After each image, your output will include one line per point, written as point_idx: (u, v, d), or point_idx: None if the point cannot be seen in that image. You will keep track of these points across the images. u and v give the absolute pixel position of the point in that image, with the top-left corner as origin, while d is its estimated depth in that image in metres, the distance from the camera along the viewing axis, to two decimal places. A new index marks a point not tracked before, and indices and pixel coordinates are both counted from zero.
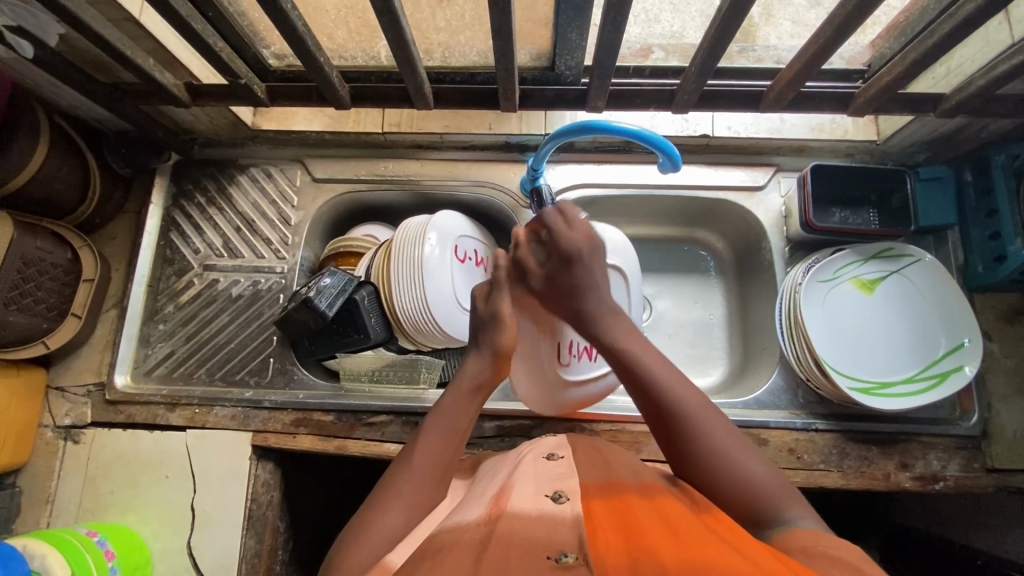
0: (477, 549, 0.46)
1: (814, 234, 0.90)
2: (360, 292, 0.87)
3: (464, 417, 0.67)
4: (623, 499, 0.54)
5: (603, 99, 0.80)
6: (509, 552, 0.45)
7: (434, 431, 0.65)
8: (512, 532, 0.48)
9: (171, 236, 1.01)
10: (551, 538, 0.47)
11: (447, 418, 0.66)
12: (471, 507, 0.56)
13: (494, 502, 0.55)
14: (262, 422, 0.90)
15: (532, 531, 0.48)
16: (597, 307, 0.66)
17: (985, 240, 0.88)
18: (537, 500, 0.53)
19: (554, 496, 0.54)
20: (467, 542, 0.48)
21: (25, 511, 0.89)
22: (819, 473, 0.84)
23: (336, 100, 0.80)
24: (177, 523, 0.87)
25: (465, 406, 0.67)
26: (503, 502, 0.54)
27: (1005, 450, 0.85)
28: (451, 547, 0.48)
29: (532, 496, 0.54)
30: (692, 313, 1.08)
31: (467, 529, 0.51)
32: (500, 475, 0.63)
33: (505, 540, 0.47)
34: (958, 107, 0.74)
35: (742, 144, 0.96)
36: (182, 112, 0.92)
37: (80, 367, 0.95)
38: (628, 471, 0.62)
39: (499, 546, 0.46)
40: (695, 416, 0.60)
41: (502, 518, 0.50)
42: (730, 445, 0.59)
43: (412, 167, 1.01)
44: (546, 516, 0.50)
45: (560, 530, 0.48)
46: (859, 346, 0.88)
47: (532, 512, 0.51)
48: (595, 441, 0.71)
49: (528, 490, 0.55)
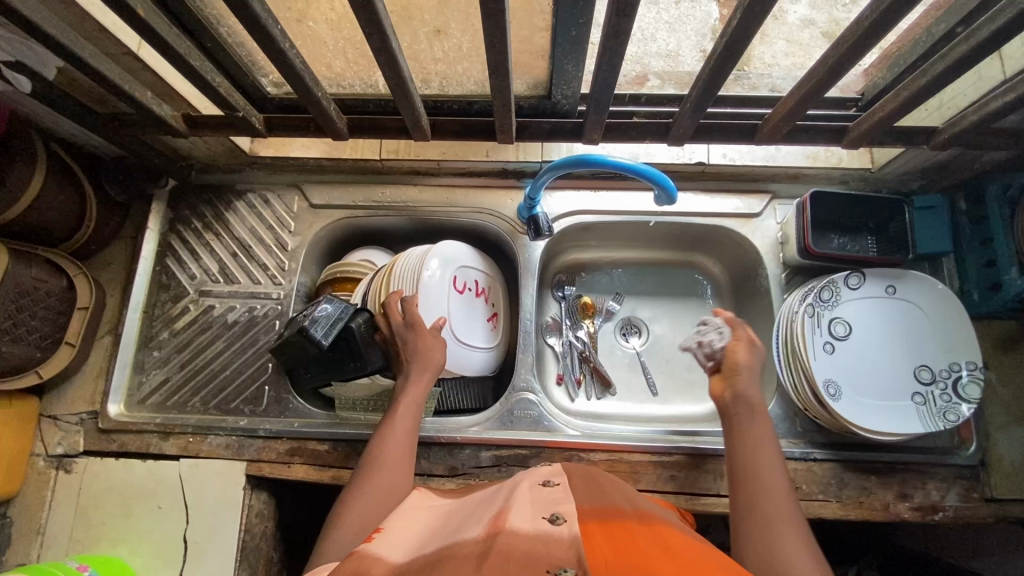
0: (475, 564, 0.45)
1: (812, 259, 0.90)
2: (355, 319, 0.87)
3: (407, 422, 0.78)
4: (621, 524, 0.54)
5: (598, 132, 0.80)
6: (508, 564, 0.43)
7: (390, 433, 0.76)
8: (511, 547, 0.46)
9: (168, 262, 1.01)
10: (551, 554, 0.45)
11: (398, 425, 0.77)
12: (468, 526, 0.54)
13: (491, 522, 0.53)
14: (257, 451, 0.90)
15: (531, 546, 0.46)
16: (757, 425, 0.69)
17: (980, 268, 0.88)
18: (535, 521, 0.51)
19: (552, 517, 0.52)
20: (465, 556, 0.47)
21: (16, 543, 0.88)
22: (818, 503, 0.84)
23: (334, 130, 0.80)
24: (169, 554, 0.86)
25: (409, 411, 0.79)
26: (502, 521, 0.52)
27: (1003, 480, 0.84)
28: (448, 561, 0.46)
29: (529, 517, 0.52)
30: (690, 337, 1.08)
31: (464, 546, 0.50)
32: (497, 499, 0.62)
33: (504, 554, 0.45)
34: (952, 140, 0.74)
35: (738, 172, 0.97)
36: (180, 140, 0.92)
37: (73, 395, 0.94)
38: (622, 498, 0.61)
39: (498, 558, 0.44)
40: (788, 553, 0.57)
41: (501, 534, 0.49)
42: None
43: (409, 193, 1.01)
44: (542, 535, 0.48)
45: (558, 548, 0.46)
46: (876, 377, 0.86)
47: (530, 531, 0.49)
48: (589, 467, 0.70)
49: (526, 512, 0.54)
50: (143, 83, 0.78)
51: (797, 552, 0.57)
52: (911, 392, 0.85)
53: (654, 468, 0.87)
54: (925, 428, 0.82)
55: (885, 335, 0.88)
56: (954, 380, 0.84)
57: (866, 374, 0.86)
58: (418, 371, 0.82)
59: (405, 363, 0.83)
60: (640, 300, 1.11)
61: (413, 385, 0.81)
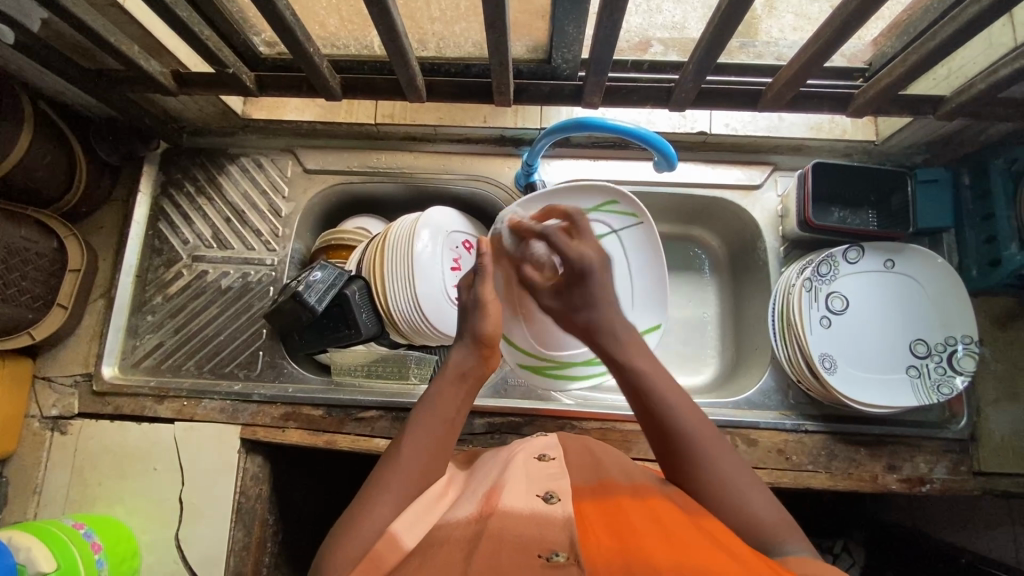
0: (463, 552, 0.47)
1: (811, 232, 0.89)
2: (350, 287, 0.88)
3: (452, 408, 0.67)
4: (615, 502, 0.55)
5: (599, 95, 0.77)
6: (498, 552, 0.45)
7: (423, 421, 0.65)
8: (502, 531, 0.48)
9: (160, 226, 1.00)
10: (544, 537, 0.47)
11: (440, 407, 0.67)
12: (463, 504, 0.57)
13: (484, 500, 0.55)
14: (251, 416, 0.90)
15: (522, 530, 0.48)
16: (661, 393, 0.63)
17: (980, 244, 0.87)
18: (529, 499, 0.53)
19: (546, 495, 0.54)
20: (459, 540, 0.49)
21: (13, 501, 0.89)
22: (807, 474, 0.85)
23: (327, 91, 0.78)
24: (165, 515, 0.87)
25: (453, 395, 0.68)
26: (494, 500, 0.54)
27: (992, 454, 0.85)
28: (441, 544, 0.49)
29: (523, 495, 0.54)
30: (685, 311, 1.09)
31: (458, 528, 0.52)
32: (493, 470, 0.63)
33: (496, 540, 0.47)
34: (959, 109, 0.73)
35: (740, 142, 0.95)
36: (170, 99, 0.90)
37: (67, 358, 0.94)
38: (619, 472, 0.62)
39: (490, 543, 0.46)
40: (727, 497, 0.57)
41: (492, 517, 0.51)
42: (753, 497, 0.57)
43: (405, 159, 0.99)
44: (536, 515, 0.50)
45: (552, 529, 0.48)
46: (872, 352, 0.85)
47: (523, 512, 0.51)
48: (585, 439, 0.70)
49: (519, 489, 0.55)
50: (130, 37, 0.76)
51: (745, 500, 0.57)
52: (905, 366, 0.85)
53: (646, 436, 0.88)
54: (919, 401, 0.82)
55: (886, 309, 0.87)
56: (949, 353, 0.84)
57: (862, 348, 0.85)
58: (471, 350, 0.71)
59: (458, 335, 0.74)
60: None
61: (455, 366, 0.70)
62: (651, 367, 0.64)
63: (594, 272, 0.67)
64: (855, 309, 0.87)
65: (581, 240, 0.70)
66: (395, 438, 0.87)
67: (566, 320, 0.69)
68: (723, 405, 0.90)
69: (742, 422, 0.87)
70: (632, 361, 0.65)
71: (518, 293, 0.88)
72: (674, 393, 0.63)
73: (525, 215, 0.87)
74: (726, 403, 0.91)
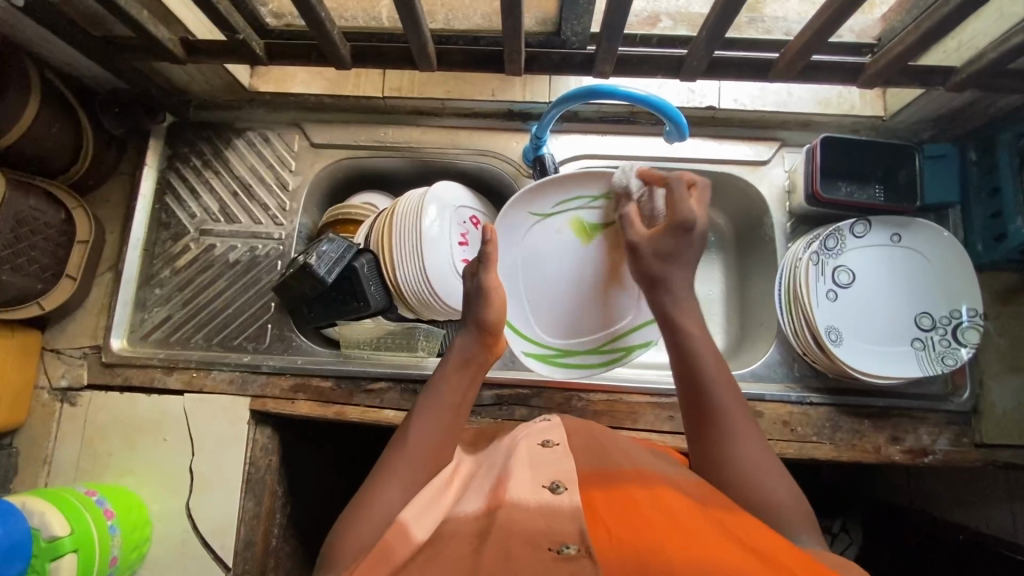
0: (473, 548, 0.49)
1: (819, 206, 0.89)
2: (359, 259, 0.89)
3: (458, 391, 0.69)
4: (622, 489, 0.56)
5: (610, 63, 0.77)
6: (510, 545, 0.47)
7: (432, 408, 0.67)
8: (511, 524, 0.50)
9: (167, 199, 0.99)
10: (553, 529, 0.49)
11: (447, 394, 0.69)
12: (470, 496, 0.58)
13: (492, 491, 0.56)
14: (260, 387, 0.90)
15: (531, 523, 0.50)
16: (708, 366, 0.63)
17: (986, 219, 0.88)
18: (536, 491, 0.54)
19: (552, 485, 0.54)
20: (468, 534, 0.51)
21: (24, 471, 0.89)
22: (812, 445, 0.86)
23: (337, 59, 0.77)
24: (176, 485, 0.88)
25: (460, 380, 0.71)
26: (501, 491, 0.55)
27: (994, 425, 0.86)
28: (451, 538, 0.51)
29: (530, 485, 0.55)
30: (690, 289, 1.10)
31: (465, 522, 0.54)
32: (499, 457, 0.65)
33: (506, 533, 0.49)
34: (969, 80, 0.73)
35: (748, 117, 0.95)
36: (177, 69, 0.89)
37: (76, 330, 0.94)
38: (623, 457, 0.62)
39: (499, 538, 0.48)
40: (752, 477, 0.58)
41: (501, 509, 0.52)
42: (771, 476, 0.59)
43: (412, 134, 0.99)
44: (544, 508, 0.52)
45: (561, 522, 0.50)
46: (878, 324, 0.86)
47: (531, 504, 0.52)
48: (588, 422, 0.71)
49: (525, 477, 0.56)
50: None
51: (770, 480, 0.58)
52: (909, 338, 0.86)
53: (653, 408, 0.88)
54: (923, 371, 0.83)
55: (891, 282, 0.88)
56: (954, 326, 0.84)
57: (867, 321, 0.86)
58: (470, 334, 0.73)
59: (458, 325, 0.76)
60: None
61: (460, 351, 0.72)
62: (701, 334, 0.65)
63: (696, 229, 0.68)
64: (859, 283, 0.88)
65: (694, 199, 0.71)
66: (404, 409, 0.88)
67: (637, 262, 0.71)
68: None
69: (748, 395, 0.87)
70: (686, 324, 0.66)
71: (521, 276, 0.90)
72: (720, 363, 0.64)
73: (539, 202, 0.88)
74: (731, 376, 0.92)
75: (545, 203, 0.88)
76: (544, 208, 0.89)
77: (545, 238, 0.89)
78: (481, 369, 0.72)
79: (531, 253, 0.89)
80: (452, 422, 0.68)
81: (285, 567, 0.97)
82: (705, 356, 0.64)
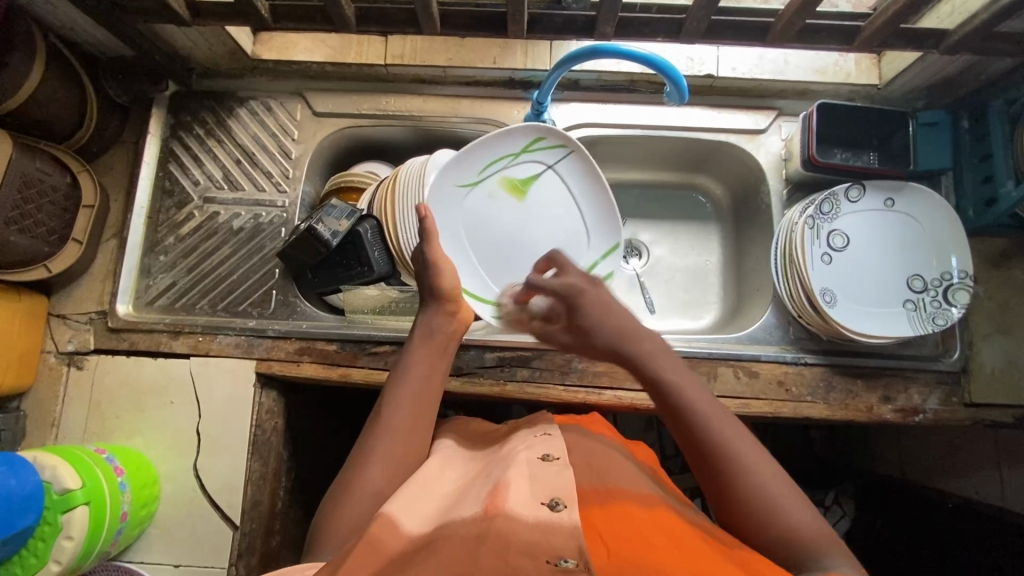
0: (468, 550, 0.48)
1: (815, 170, 0.91)
2: (362, 225, 0.90)
3: (425, 367, 0.71)
4: (623, 507, 0.57)
5: (612, 25, 0.78)
6: (504, 558, 0.46)
7: (401, 387, 0.69)
8: (508, 536, 0.48)
9: (171, 167, 1.00)
10: (550, 544, 0.47)
11: (415, 371, 0.70)
12: (468, 502, 0.57)
13: (489, 498, 0.55)
14: (266, 350, 0.92)
15: (527, 535, 0.48)
16: (699, 403, 0.63)
17: (977, 184, 0.90)
18: (534, 507, 0.52)
19: (551, 503, 0.53)
20: (463, 538, 0.50)
21: (31, 433, 0.90)
22: (806, 404, 0.88)
23: (342, 21, 0.78)
24: (184, 446, 0.89)
25: (429, 356, 0.72)
26: (499, 500, 0.54)
27: (983, 385, 0.88)
28: (448, 541, 0.50)
29: (529, 500, 0.53)
30: (688, 260, 1.12)
31: (462, 525, 0.52)
32: (499, 465, 0.64)
33: (501, 545, 0.48)
34: (961, 42, 0.75)
35: (746, 85, 0.96)
36: (180, 34, 0.89)
37: (81, 296, 0.95)
38: (623, 477, 0.63)
39: (493, 549, 0.47)
40: (773, 504, 0.58)
41: (498, 517, 0.51)
42: (786, 495, 0.59)
43: (415, 103, 1.00)
44: (541, 524, 0.50)
45: (559, 538, 0.48)
46: (872, 287, 0.88)
47: (529, 520, 0.50)
48: (585, 438, 0.72)
49: (524, 492, 0.54)
50: None
51: (785, 499, 0.59)
52: (902, 300, 0.88)
53: None
54: (915, 331, 0.86)
55: (884, 246, 0.90)
56: (945, 287, 0.87)
57: (861, 284, 0.88)
58: (433, 310, 0.75)
59: (422, 306, 0.77)
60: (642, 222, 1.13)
61: (425, 328, 0.73)
62: (679, 376, 0.65)
63: (584, 292, 0.70)
64: (853, 251, 0.89)
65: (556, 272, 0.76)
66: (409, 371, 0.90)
67: (582, 349, 0.71)
68: (725, 340, 0.94)
69: (744, 355, 0.89)
70: (667, 372, 0.65)
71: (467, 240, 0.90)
72: (706, 395, 0.64)
73: (465, 170, 0.89)
74: (727, 338, 0.94)
75: (472, 169, 0.89)
76: (472, 177, 0.89)
77: (483, 205, 0.91)
78: (448, 345, 0.74)
79: (474, 219, 0.90)
80: (429, 397, 0.69)
81: (291, 530, 0.99)
82: (694, 393, 0.63)
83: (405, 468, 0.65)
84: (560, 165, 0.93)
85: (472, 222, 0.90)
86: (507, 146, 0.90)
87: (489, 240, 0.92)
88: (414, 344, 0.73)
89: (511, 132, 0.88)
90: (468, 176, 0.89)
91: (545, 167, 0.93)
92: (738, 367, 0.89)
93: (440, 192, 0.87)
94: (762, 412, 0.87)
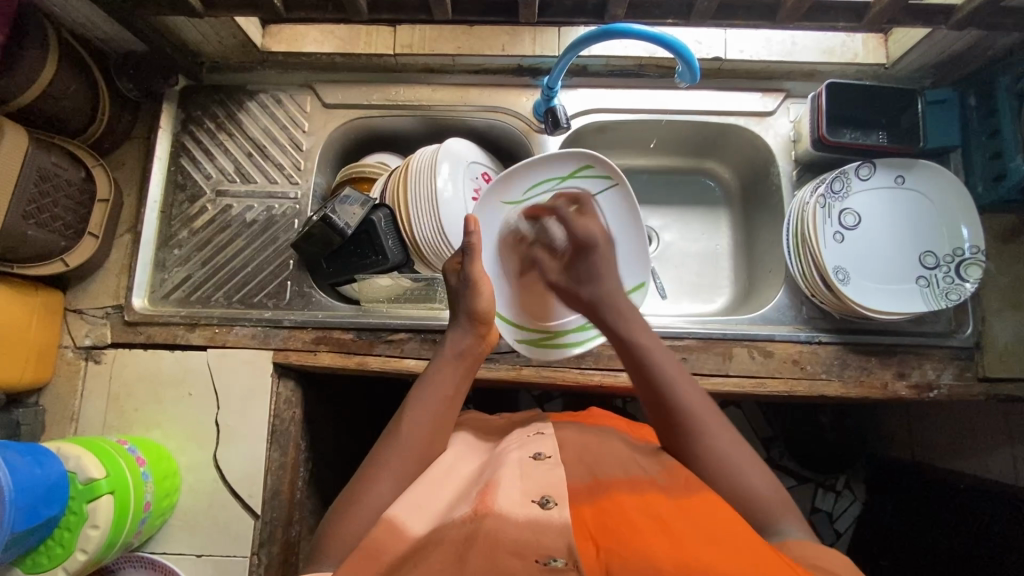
0: (477, 544, 0.48)
1: (825, 149, 0.91)
2: (376, 214, 0.91)
3: (448, 385, 0.70)
4: (612, 496, 0.57)
5: (622, 6, 0.78)
6: (494, 557, 0.47)
7: (421, 405, 0.68)
8: (498, 536, 0.50)
9: (182, 162, 1.01)
10: (540, 544, 0.49)
11: (436, 388, 0.70)
12: (459, 502, 0.57)
13: (478, 496, 0.55)
14: (283, 340, 0.92)
15: (518, 536, 0.50)
16: (663, 364, 0.67)
17: (986, 160, 0.90)
18: (525, 505, 0.53)
19: (542, 501, 0.54)
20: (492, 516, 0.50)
21: (50, 428, 0.90)
22: (821, 383, 0.88)
23: (354, 9, 0.79)
24: (202, 437, 0.90)
25: (451, 374, 0.72)
26: (489, 497, 0.54)
27: (996, 360, 0.89)
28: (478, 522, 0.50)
29: (519, 498, 0.54)
30: (698, 244, 1.12)
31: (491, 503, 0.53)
32: (490, 460, 0.64)
33: (491, 544, 0.49)
34: (969, 18, 0.75)
35: (753, 68, 0.97)
36: (191, 28, 0.90)
37: (97, 290, 0.95)
38: (624, 466, 0.62)
39: (508, 539, 0.48)
40: (729, 468, 0.62)
41: (487, 517, 0.51)
42: (741, 461, 0.62)
43: (424, 92, 1.01)
44: (532, 523, 0.51)
45: (548, 537, 0.50)
46: (884, 265, 0.89)
47: (520, 519, 0.51)
48: (586, 427, 0.72)
49: (514, 490, 0.55)
50: None
51: (742, 463, 0.62)
52: (915, 277, 0.88)
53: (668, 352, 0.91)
54: (927, 307, 0.86)
55: (894, 223, 0.90)
56: (957, 262, 0.87)
57: (873, 262, 0.89)
58: (461, 327, 0.75)
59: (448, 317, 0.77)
60: (651, 207, 1.14)
61: (449, 348, 0.73)
62: (652, 343, 0.69)
63: (597, 245, 0.76)
64: (866, 231, 0.90)
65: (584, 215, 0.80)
66: (425, 358, 0.90)
67: (570, 294, 0.77)
68: (739, 320, 0.94)
69: (758, 335, 0.90)
70: (636, 336, 0.70)
71: (505, 264, 0.89)
72: (671, 359, 0.68)
73: (510, 189, 0.88)
74: (741, 319, 0.94)
75: (518, 189, 0.88)
76: (516, 195, 0.88)
77: (521, 226, 0.89)
78: (472, 361, 0.73)
79: (511, 240, 0.89)
80: (446, 415, 0.69)
81: (310, 519, 0.99)
82: (658, 354, 0.68)
83: (421, 453, 0.66)
84: (603, 196, 0.89)
85: (511, 242, 0.89)
86: (558, 168, 0.88)
87: (524, 261, 0.90)
88: (438, 363, 0.72)
89: (556, 157, 0.87)
90: (511, 196, 0.88)
91: (590, 196, 0.90)
92: (752, 347, 0.90)
93: (484, 209, 0.88)
94: (778, 391, 0.88)
